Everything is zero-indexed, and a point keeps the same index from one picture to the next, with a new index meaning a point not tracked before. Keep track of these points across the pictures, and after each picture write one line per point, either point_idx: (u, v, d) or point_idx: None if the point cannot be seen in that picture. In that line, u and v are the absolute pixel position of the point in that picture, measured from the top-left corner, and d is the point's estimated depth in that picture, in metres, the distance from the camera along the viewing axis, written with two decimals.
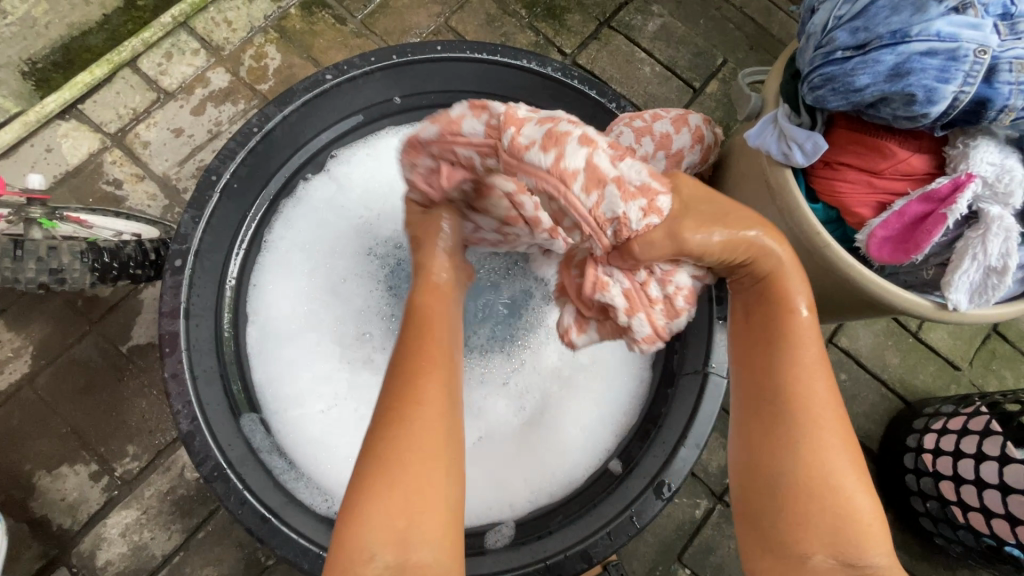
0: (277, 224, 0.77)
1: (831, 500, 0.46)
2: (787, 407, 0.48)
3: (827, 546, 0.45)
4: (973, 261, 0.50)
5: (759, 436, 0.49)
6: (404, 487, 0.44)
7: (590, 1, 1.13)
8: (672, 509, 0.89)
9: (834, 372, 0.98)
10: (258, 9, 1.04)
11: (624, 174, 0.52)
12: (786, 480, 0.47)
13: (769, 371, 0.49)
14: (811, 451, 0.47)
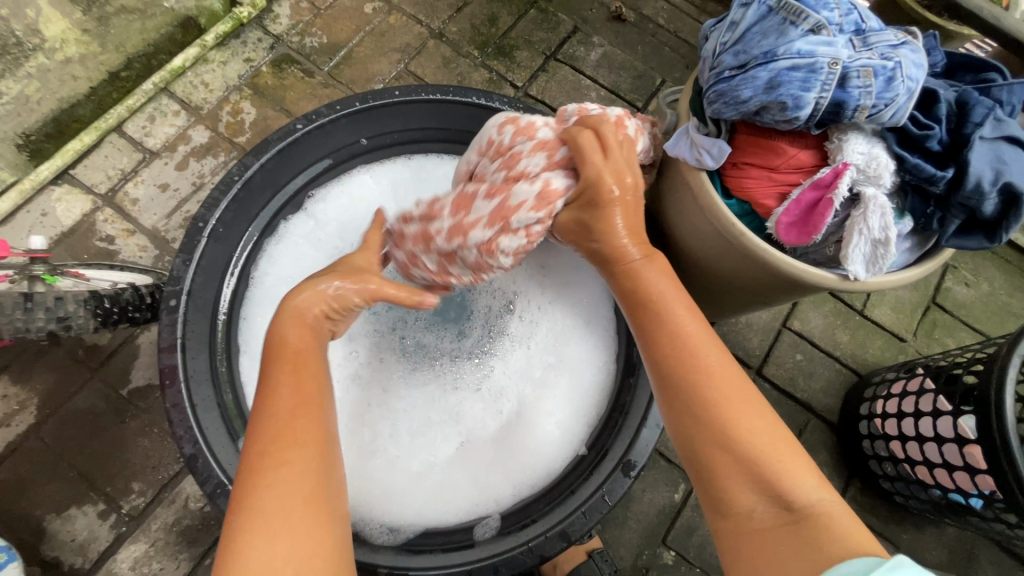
0: (262, 261, 0.85)
1: (759, 456, 0.52)
2: (694, 386, 0.56)
3: (759, 498, 0.52)
4: (860, 236, 0.58)
5: (681, 419, 0.56)
6: (252, 530, 0.46)
7: (536, 38, 1.24)
8: (652, 495, 0.95)
9: (790, 354, 1.06)
10: (233, 69, 1.14)
11: (505, 236, 0.66)
12: (723, 449, 0.53)
13: (673, 359, 0.57)
14: (723, 416, 0.54)
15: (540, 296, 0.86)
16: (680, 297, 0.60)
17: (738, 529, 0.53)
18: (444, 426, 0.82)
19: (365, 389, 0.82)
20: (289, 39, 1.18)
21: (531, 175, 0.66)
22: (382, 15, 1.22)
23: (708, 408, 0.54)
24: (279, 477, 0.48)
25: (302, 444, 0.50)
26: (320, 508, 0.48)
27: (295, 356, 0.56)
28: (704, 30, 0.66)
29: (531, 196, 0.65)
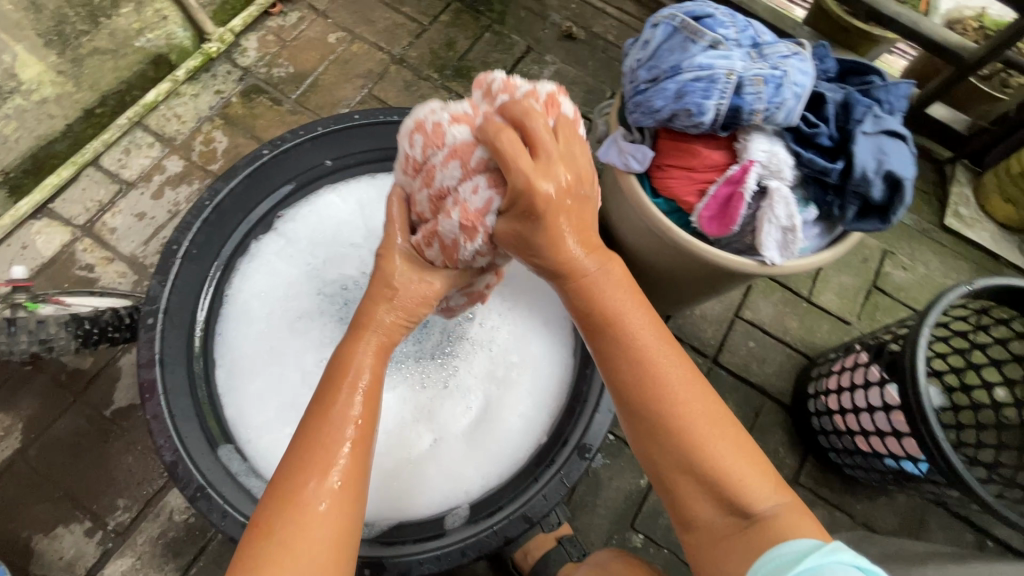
0: (236, 279, 0.90)
1: (722, 471, 0.52)
2: (653, 404, 0.55)
3: (716, 504, 0.53)
4: (770, 225, 0.65)
5: (639, 435, 0.56)
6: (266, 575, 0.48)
7: (492, 59, 1.32)
8: (619, 482, 1.00)
9: (743, 342, 1.12)
10: (204, 101, 1.20)
11: (458, 251, 0.65)
12: (680, 467, 0.54)
13: (633, 376, 0.56)
14: (684, 430, 0.53)
15: (501, 301, 0.94)
16: (635, 309, 0.58)
17: (700, 540, 0.54)
18: (417, 423, 0.87)
19: None
20: (257, 70, 1.25)
21: (456, 197, 0.64)
22: (345, 44, 1.30)
23: (667, 425, 0.54)
24: (314, 524, 0.50)
25: (340, 491, 0.53)
26: (338, 560, 0.50)
27: (355, 388, 0.58)
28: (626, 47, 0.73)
29: (456, 225, 0.63)
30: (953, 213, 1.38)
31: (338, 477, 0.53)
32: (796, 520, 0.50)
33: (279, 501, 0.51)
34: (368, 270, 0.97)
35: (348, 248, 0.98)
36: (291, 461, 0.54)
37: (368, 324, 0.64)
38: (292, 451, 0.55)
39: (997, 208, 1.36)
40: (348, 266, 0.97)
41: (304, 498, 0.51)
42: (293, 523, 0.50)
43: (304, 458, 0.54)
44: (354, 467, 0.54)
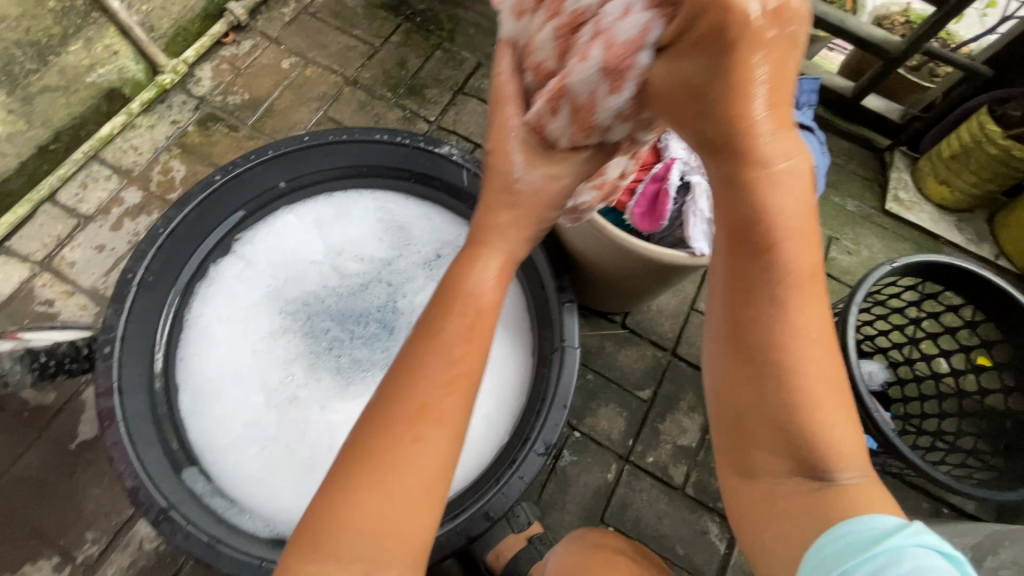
0: (196, 304, 0.93)
1: (825, 431, 0.44)
2: (767, 342, 0.45)
3: (792, 469, 0.46)
4: (695, 216, 0.73)
5: (730, 370, 0.48)
6: (357, 501, 0.44)
7: (443, 76, 1.36)
8: (586, 478, 1.03)
9: (700, 333, 1.17)
10: (160, 131, 1.22)
11: (597, 109, 0.54)
12: (772, 417, 0.46)
13: (759, 306, 0.45)
14: (800, 385, 0.44)
15: None
16: (797, 230, 0.44)
17: (755, 496, 0.48)
18: None
19: (302, 409, 0.89)
20: (212, 99, 1.27)
21: (599, 28, 0.51)
22: (299, 69, 1.33)
23: (776, 372, 0.45)
24: (416, 458, 0.45)
25: (437, 430, 0.46)
26: (428, 505, 0.45)
27: (470, 318, 0.51)
28: None
29: (594, 71, 0.52)
30: (893, 197, 1.45)
31: (440, 408, 0.47)
32: (876, 501, 0.44)
33: (383, 417, 0.47)
34: (329, 284, 0.99)
35: (308, 265, 0.99)
36: (401, 378, 0.48)
37: (490, 236, 0.57)
38: (401, 367, 0.49)
39: (934, 190, 1.43)
40: (309, 282, 0.99)
41: (402, 423, 0.46)
42: (391, 450, 0.45)
43: (413, 385, 0.48)
44: (457, 398, 0.48)
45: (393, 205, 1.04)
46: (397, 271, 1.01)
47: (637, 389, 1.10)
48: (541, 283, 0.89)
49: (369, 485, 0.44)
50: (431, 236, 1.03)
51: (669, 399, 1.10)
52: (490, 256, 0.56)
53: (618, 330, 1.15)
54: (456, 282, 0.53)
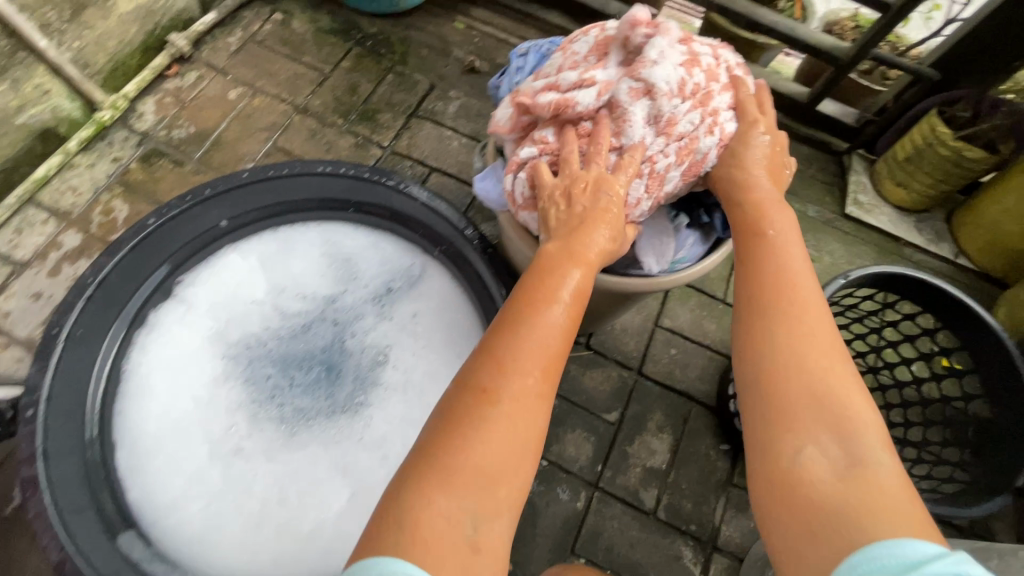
0: (134, 353, 0.88)
1: (847, 398, 0.51)
2: (796, 316, 0.56)
3: (824, 444, 0.49)
4: (648, 240, 0.79)
5: (767, 335, 0.56)
6: (464, 445, 0.50)
7: (395, 100, 1.34)
8: (555, 508, 1.00)
9: (666, 350, 1.16)
10: (101, 170, 1.17)
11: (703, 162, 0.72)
12: (797, 380, 0.53)
13: (782, 288, 0.58)
14: (821, 352, 0.54)
15: (412, 344, 0.96)
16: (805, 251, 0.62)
17: (781, 477, 0.50)
18: (333, 481, 0.86)
19: (249, 460, 0.86)
20: (156, 134, 1.23)
21: (717, 114, 0.72)
22: (247, 99, 1.30)
23: (806, 339, 0.54)
24: (506, 416, 0.52)
25: (540, 391, 0.54)
26: (513, 461, 0.51)
27: (571, 295, 0.59)
28: (491, 85, 0.95)
29: (716, 141, 0.71)
30: (853, 201, 1.46)
31: (540, 372, 0.54)
32: (898, 493, 0.46)
33: (489, 372, 0.53)
34: (271, 326, 0.96)
35: (250, 306, 0.96)
36: (504, 340, 0.55)
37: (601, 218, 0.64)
38: (504, 328, 0.56)
39: (892, 192, 1.44)
40: (250, 324, 0.95)
41: (510, 380, 0.53)
42: (500, 405, 0.52)
43: (518, 347, 0.55)
44: (553, 366, 0.56)
45: (341, 237, 1.02)
46: (345, 309, 0.99)
47: (604, 411, 1.08)
48: (495, 296, 0.90)
49: (480, 432, 0.50)
50: (380, 268, 1.01)
51: (637, 419, 1.08)
52: (581, 247, 0.62)
53: (583, 352, 1.13)
54: (557, 261, 0.61)
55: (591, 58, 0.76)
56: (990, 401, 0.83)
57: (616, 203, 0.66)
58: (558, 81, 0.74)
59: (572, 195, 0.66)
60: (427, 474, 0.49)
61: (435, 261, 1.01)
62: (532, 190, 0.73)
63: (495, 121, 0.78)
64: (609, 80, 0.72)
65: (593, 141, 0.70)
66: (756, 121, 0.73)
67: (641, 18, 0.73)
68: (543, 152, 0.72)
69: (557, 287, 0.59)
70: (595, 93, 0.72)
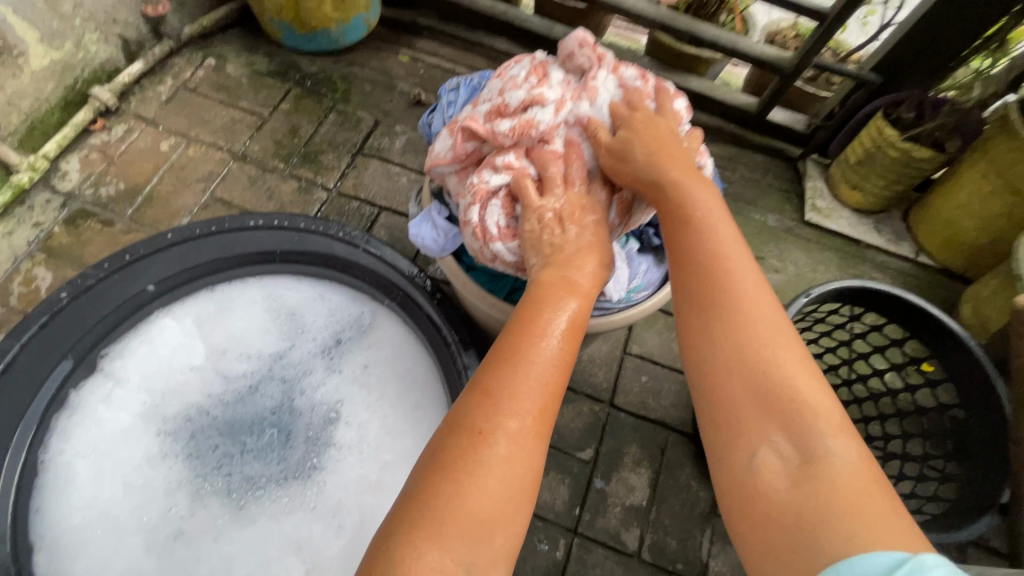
0: (52, 441, 0.80)
1: (790, 386, 0.45)
2: (732, 309, 0.49)
3: (776, 443, 0.44)
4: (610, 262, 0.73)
5: (700, 331, 0.50)
6: (455, 493, 0.43)
7: (339, 140, 1.30)
8: (534, 560, 0.93)
9: (637, 377, 1.12)
10: (20, 238, 1.08)
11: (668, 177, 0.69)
12: (739, 378, 0.47)
13: (706, 275, 0.52)
14: (760, 339, 0.48)
15: (366, 398, 0.90)
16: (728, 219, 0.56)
17: (736, 483, 0.45)
18: (284, 560, 0.79)
19: (190, 546, 0.78)
20: (82, 193, 1.15)
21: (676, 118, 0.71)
22: (180, 149, 1.24)
23: (739, 331, 0.48)
24: (503, 458, 0.44)
25: (539, 433, 0.46)
26: (510, 507, 0.44)
27: (568, 329, 0.52)
28: (422, 123, 0.91)
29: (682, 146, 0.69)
30: (811, 207, 1.45)
31: (545, 409, 0.47)
32: (856, 488, 0.40)
33: (485, 409, 0.46)
34: (214, 392, 0.89)
35: (189, 373, 0.89)
36: (502, 375, 0.48)
37: (587, 248, 0.60)
38: (498, 360, 0.49)
39: (848, 195, 1.44)
40: (192, 393, 0.88)
41: (512, 419, 0.46)
42: (501, 446, 0.45)
43: (517, 382, 0.47)
44: (555, 404, 0.49)
45: (284, 290, 0.96)
46: (292, 365, 0.92)
47: (578, 449, 1.03)
48: (448, 341, 0.84)
49: (478, 478, 0.43)
50: (329, 320, 0.95)
51: (613, 455, 1.03)
52: (578, 278, 0.57)
53: None
54: (553, 288, 0.55)
55: (532, 78, 0.71)
56: (966, 409, 0.80)
57: (603, 225, 0.64)
58: (505, 103, 0.69)
59: (563, 218, 0.62)
60: (413, 531, 0.41)
61: (386, 309, 0.95)
62: (506, 222, 0.67)
63: (435, 154, 0.74)
64: (561, 99, 0.70)
65: (568, 160, 0.67)
66: (633, 119, 0.67)
67: (588, 40, 0.74)
68: (513, 175, 0.67)
69: (551, 320, 0.52)
70: (551, 111, 0.69)
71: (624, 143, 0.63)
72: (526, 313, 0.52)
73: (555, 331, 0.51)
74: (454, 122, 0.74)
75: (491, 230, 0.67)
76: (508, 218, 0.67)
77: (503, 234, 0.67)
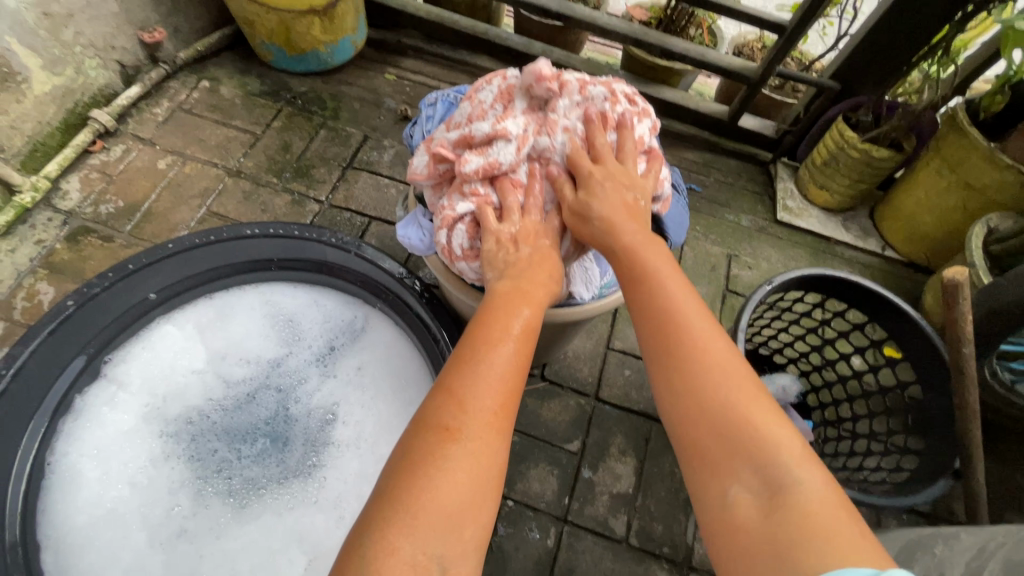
0: (60, 443, 0.83)
1: (748, 417, 0.45)
2: (687, 342, 0.51)
3: (745, 477, 0.43)
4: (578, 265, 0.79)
5: (662, 366, 0.51)
6: (422, 490, 0.44)
7: (330, 154, 1.36)
8: (526, 548, 0.97)
9: (620, 371, 1.17)
10: (23, 254, 1.13)
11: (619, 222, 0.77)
12: (700, 409, 0.47)
13: (660, 314, 0.54)
14: (716, 370, 0.48)
15: (360, 401, 0.94)
16: (677, 268, 0.60)
17: (713, 522, 0.43)
18: (288, 550, 0.82)
19: (196, 539, 0.82)
20: (82, 211, 1.19)
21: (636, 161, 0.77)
22: (177, 167, 1.29)
23: (696, 362, 0.49)
24: (466, 469, 0.46)
25: (501, 425, 0.49)
26: (477, 509, 0.45)
27: (524, 330, 0.57)
28: (406, 134, 0.96)
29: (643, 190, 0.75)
30: (782, 207, 1.52)
31: (503, 405, 0.50)
32: (830, 519, 0.39)
33: (452, 410, 0.49)
34: (214, 396, 0.93)
35: (190, 377, 0.93)
36: (464, 382, 0.50)
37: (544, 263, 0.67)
38: (459, 370, 0.52)
39: (816, 195, 1.52)
40: (192, 398, 0.92)
41: (476, 420, 0.48)
42: (467, 443, 0.47)
43: (480, 384, 0.50)
44: (512, 403, 0.51)
45: (281, 297, 1.01)
46: (288, 371, 0.96)
47: (565, 442, 1.07)
48: (438, 338, 0.88)
49: (440, 480, 0.45)
50: (324, 325, 1.00)
51: (598, 445, 1.08)
52: (535, 296, 0.61)
53: (538, 383, 1.14)
54: (510, 299, 0.60)
55: (497, 106, 0.79)
56: (924, 385, 0.85)
57: (555, 248, 0.71)
58: (472, 134, 0.76)
59: (517, 240, 0.69)
60: (380, 524, 0.43)
61: (379, 312, 1.00)
62: (472, 243, 0.74)
63: (413, 169, 0.79)
64: (523, 133, 0.76)
65: (529, 195, 0.74)
66: (594, 172, 0.71)
67: (545, 72, 0.76)
68: (478, 203, 0.73)
69: (508, 322, 0.57)
70: (514, 147, 0.74)
71: (583, 204, 0.69)
72: (486, 322, 0.56)
73: (507, 344, 0.54)
74: (430, 143, 0.80)
75: (457, 250, 0.74)
76: (472, 242, 0.74)
77: (468, 254, 0.74)
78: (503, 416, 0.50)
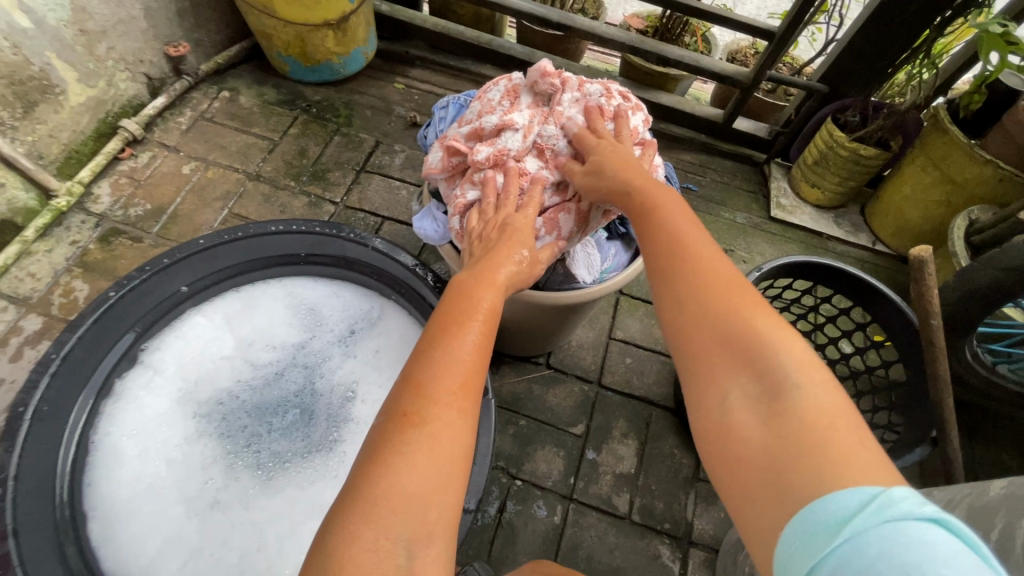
0: (101, 424, 0.89)
1: (750, 334, 0.48)
2: (693, 273, 0.54)
3: (746, 387, 0.46)
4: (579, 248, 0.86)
5: (671, 295, 0.54)
6: (388, 472, 0.46)
7: (344, 159, 1.43)
8: (534, 524, 1.02)
9: (621, 359, 1.23)
10: (60, 254, 1.20)
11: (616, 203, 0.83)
12: (703, 330, 0.51)
13: (671, 249, 0.57)
14: (720, 295, 0.51)
15: (376, 381, 1.01)
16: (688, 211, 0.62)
17: (715, 428, 0.47)
18: (311, 521, 0.88)
19: (229, 510, 0.88)
20: (113, 214, 1.27)
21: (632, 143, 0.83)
22: (200, 172, 1.37)
23: (700, 290, 0.52)
24: (440, 435, 0.48)
25: (462, 409, 0.50)
26: (453, 476, 0.48)
27: (484, 315, 0.58)
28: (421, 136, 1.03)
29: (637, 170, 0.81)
30: (776, 205, 1.59)
31: (464, 383, 0.52)
32: (829, 422, 0.42)
33: (411, 397, 0.50)
34: (243, 378, 1.00)
35: (220, 362, 1.01)
36: (421, 367, 0.52)
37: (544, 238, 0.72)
38: (440, 335, 0.55)
39: (808, 193, 1.58)
40: (222, 380, 0.99)
41: (433, 406, 0.49)
42: (424, 428, 0.48)
43: (437, 369, 0.52)
44: (475, 381, 0.53)
45: (303, 290, 1.08)
46: (313, 353, 1.04)
47: (570, 425, 1.13)
48: None
49: (405, 459, 0.46)
50: (343, 314, 1.07)
51: (602, 429, 1.13)
52: (496, 270, 0.64)
53: (544, 371, 1.20)
54: (471, 288, 0.61)
55: (505, 103, 0.87)
56: (906, 362, 0.91)
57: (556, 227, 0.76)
58: (482, 126, 0.84)
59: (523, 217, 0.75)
60: (358, 504, 0.44)
61: (393, 303, 1.06)
62: None
63: (428, 164, 0.87)
64: (529, 123, 0.84)
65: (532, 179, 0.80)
66: (597, 147, 0.77)
67: (548, 70, 0.86)
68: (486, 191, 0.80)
69: (475, 304, 0.59)
70: (520, 136, 0.83)
71: (584, 178, 0.75)
72: (451, 301, 0.60)
73: (477, 318, 0.57)
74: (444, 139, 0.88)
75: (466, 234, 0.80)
76: None
77: None
78: (470, 393, 0.52)
